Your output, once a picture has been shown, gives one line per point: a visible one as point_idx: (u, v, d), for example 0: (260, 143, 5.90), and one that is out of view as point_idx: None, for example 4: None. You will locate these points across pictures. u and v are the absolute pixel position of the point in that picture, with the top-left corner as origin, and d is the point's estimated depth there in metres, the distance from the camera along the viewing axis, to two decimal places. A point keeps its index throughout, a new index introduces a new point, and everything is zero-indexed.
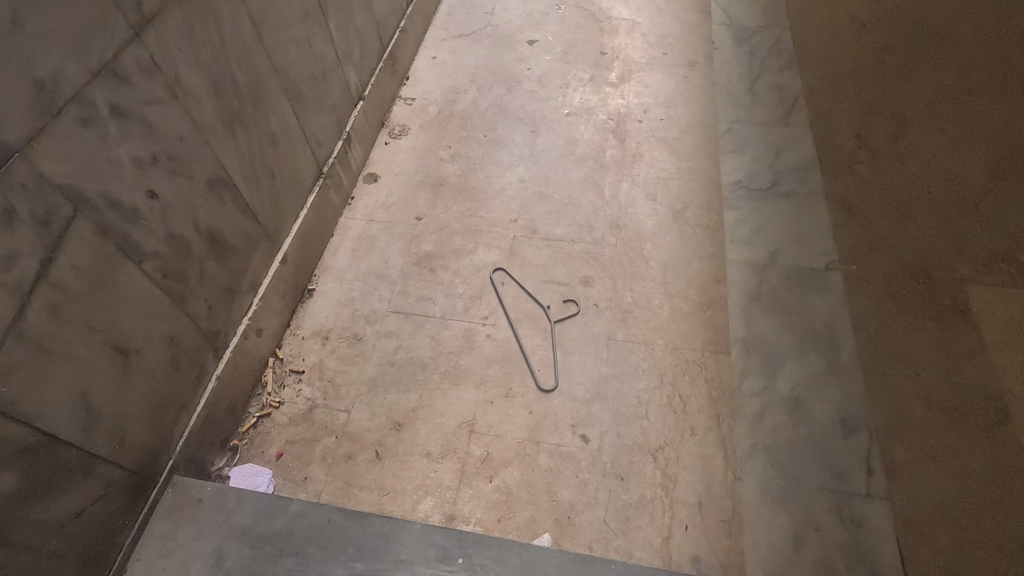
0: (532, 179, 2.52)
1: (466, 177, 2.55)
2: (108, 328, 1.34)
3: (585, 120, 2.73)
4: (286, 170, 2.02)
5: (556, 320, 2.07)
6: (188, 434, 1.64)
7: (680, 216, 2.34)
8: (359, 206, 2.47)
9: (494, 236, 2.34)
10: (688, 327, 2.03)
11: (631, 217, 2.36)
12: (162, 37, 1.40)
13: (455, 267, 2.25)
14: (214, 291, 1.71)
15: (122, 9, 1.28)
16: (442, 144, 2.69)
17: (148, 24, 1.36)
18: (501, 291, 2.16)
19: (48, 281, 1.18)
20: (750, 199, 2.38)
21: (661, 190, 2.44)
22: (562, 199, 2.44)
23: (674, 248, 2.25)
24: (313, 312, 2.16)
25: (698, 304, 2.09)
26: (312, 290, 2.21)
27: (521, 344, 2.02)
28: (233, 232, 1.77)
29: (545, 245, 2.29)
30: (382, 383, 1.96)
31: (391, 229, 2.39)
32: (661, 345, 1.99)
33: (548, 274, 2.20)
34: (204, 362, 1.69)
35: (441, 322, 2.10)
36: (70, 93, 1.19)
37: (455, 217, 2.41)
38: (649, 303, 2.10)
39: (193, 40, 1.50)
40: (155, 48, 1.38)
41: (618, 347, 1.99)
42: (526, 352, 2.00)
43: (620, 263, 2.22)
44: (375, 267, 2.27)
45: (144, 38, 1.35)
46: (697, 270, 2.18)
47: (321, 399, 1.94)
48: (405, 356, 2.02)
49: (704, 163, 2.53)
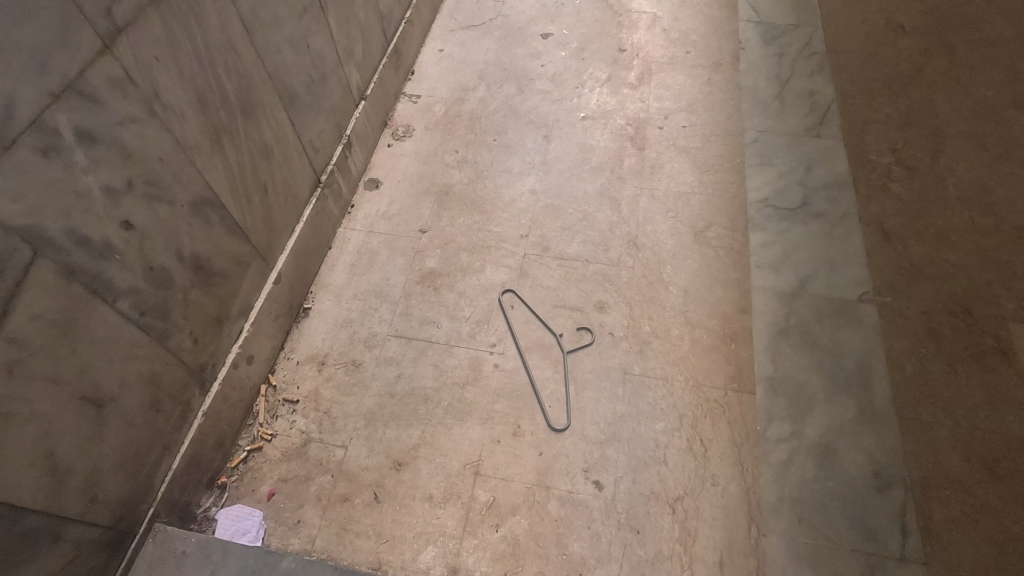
0: (544, 190, 2.35)
1: (473, 186, 2.39)
2: (76, 378, 1.20)
3: (602, 125, 2.55)
4: (280, 183, 1.86)
5: (568, 350, 1.94)
6: (171, 478, 1.52)
7: (702, 236, 2.19)
8: (359, 216, 2.31)
9: (502, 254, 2.18)
10: (709, 362, 1.90)
11: (650, 235, 2.20)
12: (139, 47, 1.24)
13: (461, 287, 2.11)
14: (200, 323, 1.56)
15: (89, 18, 1.12)
16: (448, 148, 2.52)
17: (121, 33, 1.19)
18: (510, 316, 2.02)
19: (3, 336, 1.04)
20: (778, 219, 2.23)
21: (682, 206, 2.28)
22: (576, 214, 2.28)
23: (696, 272, 2.10)
24: (309, 333, 2.02)
25: (721, 336, 1.95)
26: (308, 309, 2.07)
27: (531, 376, 1.89)
28: (221, 256, 1.62)
29: (557, 265, 2.14)
30: (382, 416, 1.83)
31: (392, 242, 2.23)
32: (681, 381, 1.86)
33: (560, 298, 2.06)
34: (189, 399, 1.56)
35: (446, 348, 1.96)
36: (26, 120, 1.03)
37: (462, 230, 2.26)
38: (668, 334, 1.96)
39: (174, 48, 1.33)
40: (130, 60, 1.22)
41: (634, 383, 1.86)
42: (536, 386, 1.87)
43: (637, 287, 2.07)
44: (375, 285, 2.13)
45: (117, 49, 1.18)
46: (720, 297, 2.04)
47: (316, 433, 1.81)
48: (406, 386, 1.89)
49: (728, 177, 2.37)
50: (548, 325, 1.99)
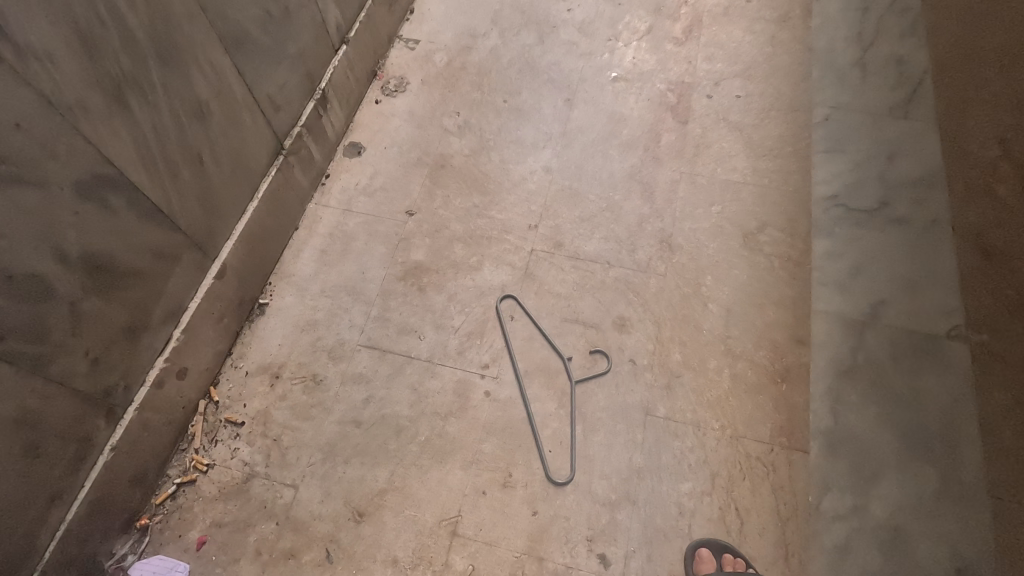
0: (561, 170, 1.92)
1: (475, 159, 1.96)
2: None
3: (637, 90, 2.08)
4: (223, 152, 1.45)
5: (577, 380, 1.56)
6: (65, 531, 1.21)
7: (754, 240, 1.76)
8: (334, 190, 1.91)
9: (505, 248, 1.78)
10: (753, 406, 1.52)
11: (688, 235, 1.78)
12: None
13: (451, 288, 1.72)
14: (101, 338, 1.21)
15: None
16: (447, 109, 2.07)
17: None
18: (507, 331, 1.64)
19: None
20: (850, 222, 1.78)
21: (731, 199, 1.84)
22: (598, 202, 1.85)
23: (742, 286, 1.69)
24: (263, 336, 1.66)
25: (770, 373, 1.56)
26: (264, 306, 1.70)
27: (529, 410, 1.53)
28: (133, 252, 1.24)
29: (571, 267, 1.74)
30: (343, 451, 1.49)
31: (372, 226, 1.83)
32: (715, 429, 1.49)
33: (572, 310, 1.67)
34: (88, 434, 1.23)
35: (427, 367, 1.60)
36: None
37: (457, 215, 1.85)
38: (703, 366, 1.57)
39: None
40: None
41: (657, 428, 1.50)
42: (534, 423, 1.51)
43: (669, 302, 1.67)
44: (347, 279, 1.75)
45: None
46: (772, 322, 1.63)
47: (262, 466, 1.48)
48: (375, 412, 1.54)
49: (790, 164, 1.91)
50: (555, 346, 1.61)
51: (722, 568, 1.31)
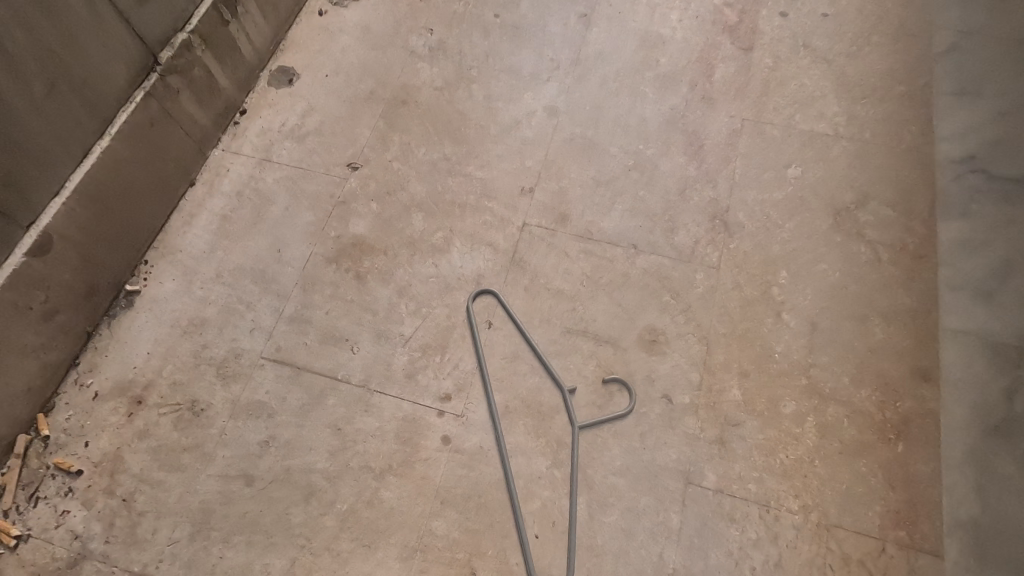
0: (570, 112, 1.36)
1: (450, 94, 1.39)
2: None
3: (681, 3, 1.48)
4: (25, 56, 0.91)
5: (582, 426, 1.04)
6: None
7: (851, 220, 1.20)
8: (251, 133, 1.36)
9: (484, 222, 1.24)
10: (852, 479, 0.99)
11: (751, 211, 1.22)
12: None
13: (403, 279, 1.19)
14: None
15: None
16: (416, 24, 1.49)
17: None
18: (482, 345, 1.12)
19: None
20: (996, 196, 1.18)
21: (815, 159, 1.27)
22: (622, 159, 1.29)
23: (834, 289, 1.13)
24: (127, 341, 1.14)
25: (878, 426, 1.02)
26: (134, 295, 1.18)
27: (507, 470, 1.01)
28: None
29: (579, 253, 1.20)
30: (223, 524, 0.99)
31: (299, 185, 1.29)
32: (792, 513, 0.97)
33: (578, 317, 1.14)
34: None
35: (360, 396, 1.08)
36: None
37: (420, 172, 1.30)
38: (774, 411, 1.04)
39: None
40: None
41: (701, 506, 0.98)
42: (514, 489, 1.00)
43: (722, 309, 1.13)
44: (256, 259, 1.21)
45: None
46: (881, 345, 1.08)
47: (100, 542, 0.98)
48: (276, 464, 1.03)
49: (904, 109, 1.32)
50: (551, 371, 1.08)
51: None
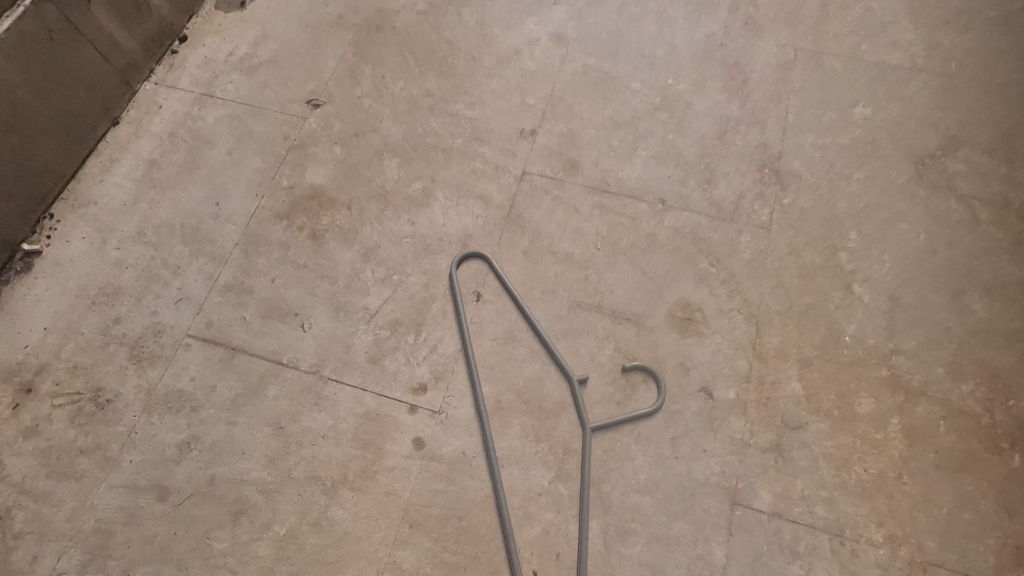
0: (581, 40, 1.10)
1: (434, 19, 1.13)
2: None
3: None
4: None
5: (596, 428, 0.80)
6: None
7: (937, 171, 0.95)
8: (191, 63, 1.11)
9: (473, 171, 0.99)
10: (952, 502, 0.75)
11: (810, 159, 0.97)
12: None
13: (371, 239, 0.94)
14: None
15: None
16: None
17: None
18: (468, 324, 0.87)
19: None
20: None
21: (888, 96, 1.02)
22: (645, 96, 1.04)
23: (919, 256, 0.89)
24: (20, 314, 0.90)
25: (984, 432, 0.78)
26: (34, 257, 0.94)
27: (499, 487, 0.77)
28: None
29: (592, 209, 0.95)
30: (125, 552, 0.76)
31: (246, 125, 1.05)
32: (875, 547, 0.73)
33: (591, 289, 0.89)
34: None
35: (309, 385, 0.84)
36: None
37: (396, 110, 1.05)
38: (847, 410, 0.80)
39: None
40: None
41: (753, 536, 0.74)
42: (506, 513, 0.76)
43: (775, 280, 0.88)
44: (188, 215, 0.97)
45: None
46: (983, 327, 0.84)
47: None
48: (198, 473, 0.80)
49: (997, 37, 1.06)
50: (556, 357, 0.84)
51: None
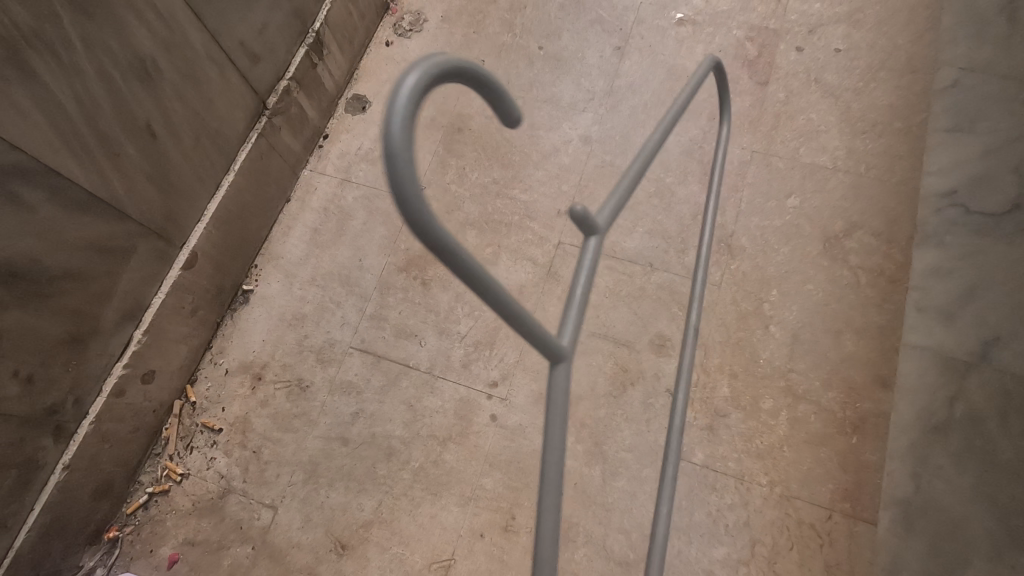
0: (603, 140, 1.58)
1: (499, 123, 1.62)
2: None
3: (706, 37, 1.66)
4: (180, 119, 1.19)
5: (426, 69, 0.51)
6: (15, 558, 1.11)
7: (837, 247, 1.41)
8: (333, 155, 1.63)
9: (527, 237, 1.50)
10: (812, 462, 1.25)
11: (754, 234, 1.44)
12: None
13: (459, 286, 1.46)
14: (34, 355, 1.04)
15: None
16: (470, 55, 1.71)
17: None
18: (614, 201, 0.92)
19: None
20: (969, 229, 1.39)
21: (813, 190, 1.47)
22: (644, 186, 1.52)
23: (817, 307, 1.37)
24: (246, 330, 1.46)
25: (838, 421, 1.28)
26: (249, 293, 1.49)
27: (671, 466, 1.09)
28: (64, 252, 1.03)
29: (604, 268, 1.45)
30: (327, 473, 1.33)
31: (374, 202, 1.56)
32: (762, 486, 1.24)
33: (600, 323, 1.40)
34: (33, 455, 1.10)
35: (426, 380, 1.39)
36: None
37: (473, 193, 1.55)
38: (755, 405, 1.30)
39: None
40: None
41: (690, 478, 1.26)
42: (667, 489, 1.08)
43: (722, 321, 1.38)
44: (342, 266, 1.51)
45: None
46: (849, 356, 1.32)
47: (239, 481, 1.34)
48: (365, 430, 1.36)
49: (898, 144, 1.50)
50: (500, 93, 0.60)
51: None
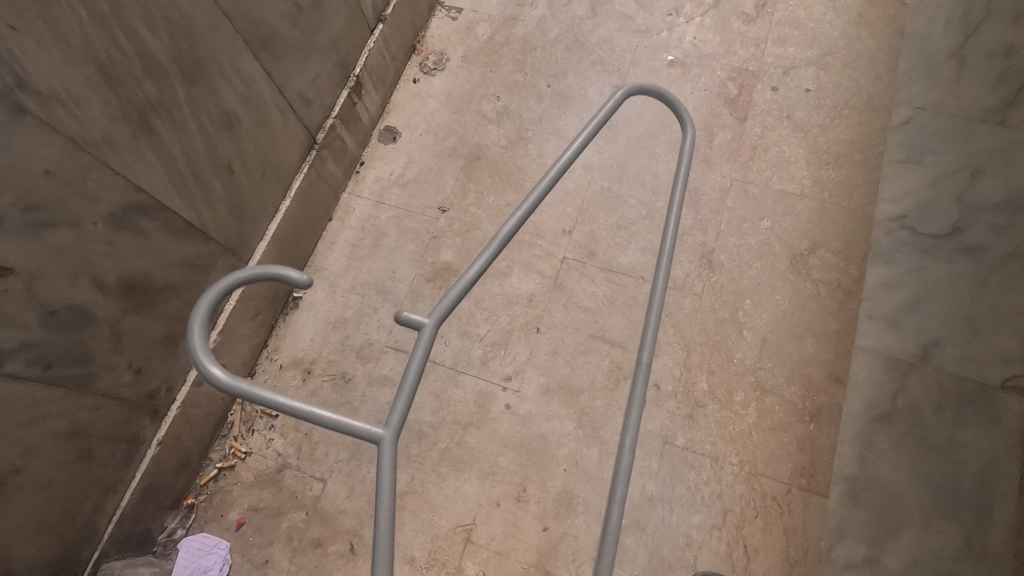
0: (602, 168, 1.82)
1: (512, 152, 1.87)
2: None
3: (694, 77, 1.90)
4: (252, 157, 1.44)
5: (212, 296, 0.94)
6: (120, 516, 1.36)
7: (802, 263, 1.65)
8: (368, 180, 1.88)
9: (537, 253, 1.74)
10: (776, 445, 1.49)
11: (731, 251, 1.68)
12: None
13: (479, 294, 1.71)
14: (142, 351, 1.29)
15: None
16: (487, 92, 1.96)
17: None
18: (445, 303, 1.12)
19: None
20: (915, 249, 1.63)
21: (783, 213, 1.71)
22: (638, 209, 1.76)
23: (783, 315, 1.60)
24: (296, 331, 1.72)
25: (799, 411, 1.51)
26: (299, 300, 1.75)
27: (622, 483, 1.06)
28: (167, 268, 1.28)
29: (602, 279, 1.70)
30: (368, 451, 1.58)
31: (404, 221, 1.81)
32: (732, 464, 1.48)
33: (599, 326, 1.65)
34: (136, 432, 1.35)
35: (451, 374, 1.63)
36: None
37: (490, 214, 1.80)
38: (729, 397, 1.54)
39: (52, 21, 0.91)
40: None
41: (673, 457, 1.50)
42: (617, 506, 1.05)
43: (703, 326, 1.62)
44: (377, 276, 1.76)
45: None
46: (810, 356, 1.56)
47: (294, 458, 1.59)
48: None
49: (857, 174, 1.73)
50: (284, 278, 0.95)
51: None
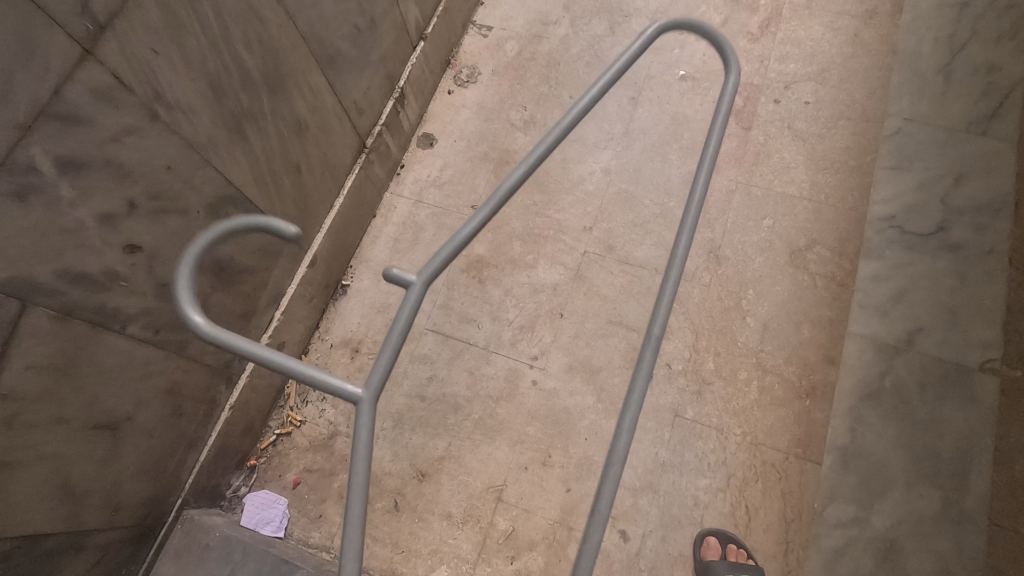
0: (619, 172, 2.02)
1: None
2: (81, 399, 1.14)
3: (703, 90, 2.10)
4: (315, 159, 1.65)
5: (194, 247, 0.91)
6: (198, 470, 1.56)
7: (801, 258, 1.83)
8: (408, 181, 2.09)
9: (561, 247, 1.94)
10: (775, 418, 1.67)
11: (736, 247, 1.87)
12: (134, 56, 1.04)
13: (508, 283, 1.91)
14: (223, 324, 1.49)
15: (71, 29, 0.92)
16: (515, 102, 2.17)
17: (124, 49, 1.01)
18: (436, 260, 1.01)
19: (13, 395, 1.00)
20: (904, 246, 1.80)
21: (783, 213, 1.89)
22: (652, 208, 1.95)
23: (782, 303, 1.79)
24: (345, 315, 1.92)
25: (797, 389, 1.69)
26: (347, 287, 1.95)
27: (618, 461, 0.84)
28: (246, 252, 1.49)
29: (620, 271, 1.89)
30: (409, 421, 1.77)
31: (441, 218, 2.02)
32: (736, 435, 1.66)
33: (617, 313, 1.83)
34: (214, 396, 1.55)
35: (483, 353, 1.83)
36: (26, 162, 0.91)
37: (518, 212, 2.00)
38: (733, 376, 1.72)
39: (179, 43, 1.12)
40: (127, 67, 1.03)
41: (683, 429, 1.68)
42: (611, 485, 0.83)
43: (711, 313, 1.80)
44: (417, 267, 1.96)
45: (137, 73, 1.05)
46: (807, 340, 1.74)
47: (343, 426, 1.79)
48: (438, 390, 1.80)
49: (851, 178, 1.92)
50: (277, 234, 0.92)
51: (725, 556, 1.50)
